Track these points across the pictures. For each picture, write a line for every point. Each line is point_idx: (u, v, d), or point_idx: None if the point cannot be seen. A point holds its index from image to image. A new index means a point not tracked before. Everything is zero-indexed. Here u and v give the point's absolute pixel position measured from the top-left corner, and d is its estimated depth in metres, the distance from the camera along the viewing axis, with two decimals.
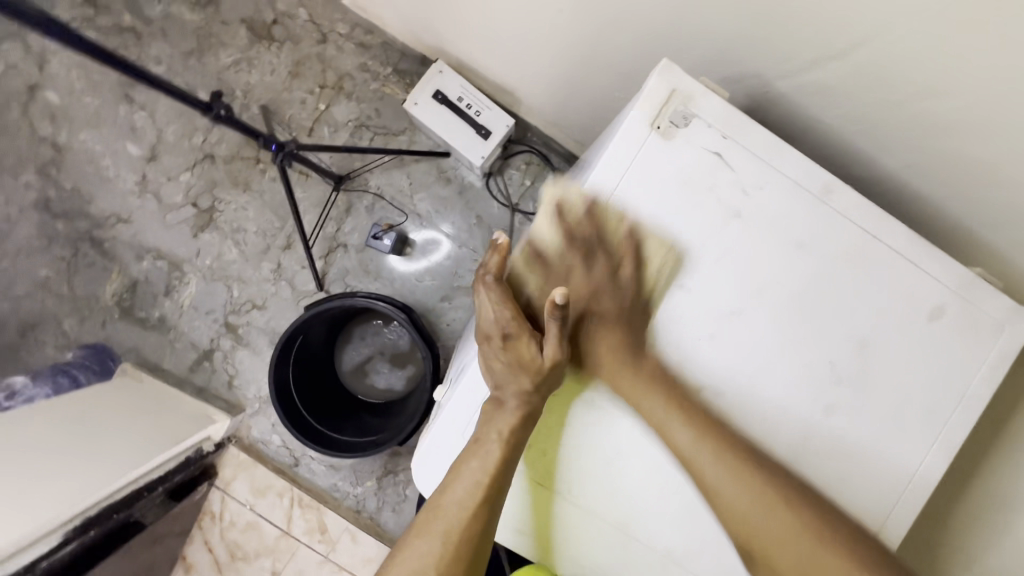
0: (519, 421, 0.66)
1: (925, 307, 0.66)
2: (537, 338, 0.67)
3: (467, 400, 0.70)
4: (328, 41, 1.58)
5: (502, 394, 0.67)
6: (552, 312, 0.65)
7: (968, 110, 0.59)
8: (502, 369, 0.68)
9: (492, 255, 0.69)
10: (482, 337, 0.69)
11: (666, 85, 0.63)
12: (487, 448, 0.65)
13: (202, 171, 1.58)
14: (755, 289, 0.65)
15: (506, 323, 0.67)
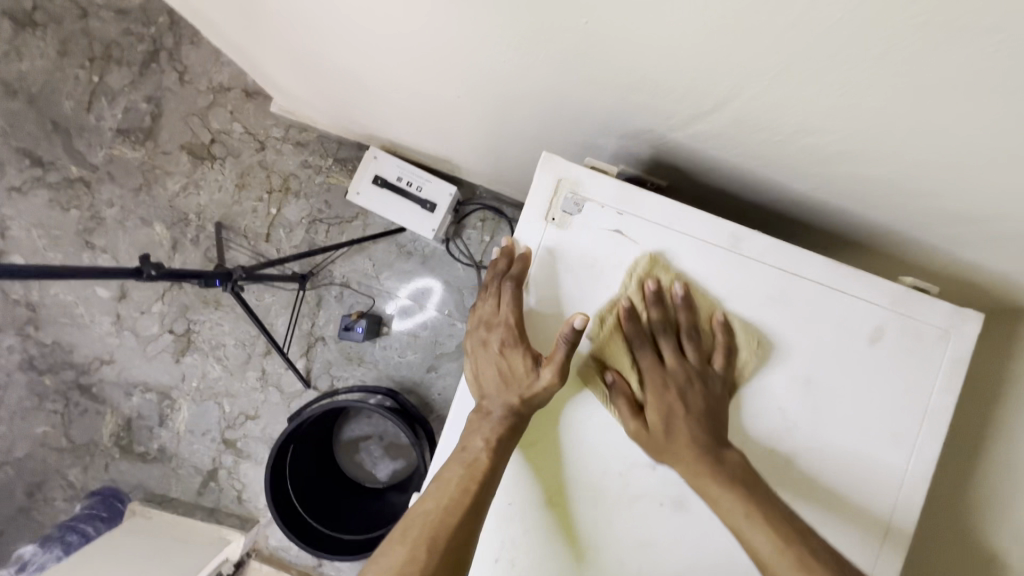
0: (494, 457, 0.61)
1: (862, 333, 0.65)
2: (538, 362, 0.64)
3: (457, 417, 0.68)
4: (267, 147, 1.62)
5: (485, 408, 0.65)
6: (563, 334, 0.62)
7: (851, 133, 0.58)
8: (487, 378, 0.67)
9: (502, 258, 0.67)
10: (482, 323, 0.68)
11: (553, 175, 0.64)
12: (474, 456, 0.60)
13: (172, 297, 1.61)
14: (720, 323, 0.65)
15: (507, 336, 0.65)
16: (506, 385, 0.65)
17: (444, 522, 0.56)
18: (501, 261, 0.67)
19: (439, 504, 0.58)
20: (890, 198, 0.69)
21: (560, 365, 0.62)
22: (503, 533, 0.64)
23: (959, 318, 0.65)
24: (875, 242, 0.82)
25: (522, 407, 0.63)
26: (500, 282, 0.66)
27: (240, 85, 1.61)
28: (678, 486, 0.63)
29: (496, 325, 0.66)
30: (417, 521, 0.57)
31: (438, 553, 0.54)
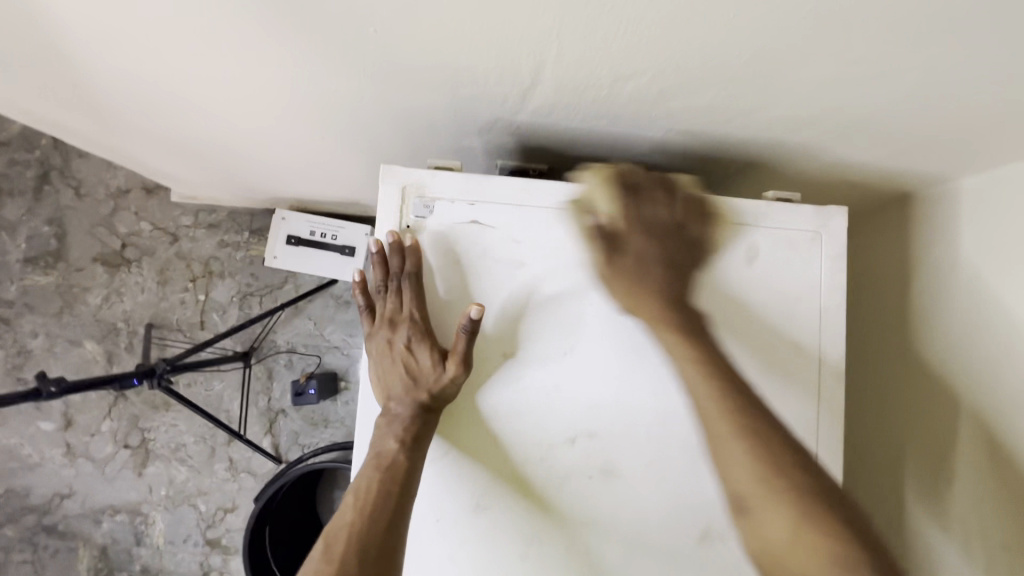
0: (410, 455, 0.60)
1: (739, 255, 0.66)
2: (440, 358, 0.63)
3: (363, 424, 0.65)
4: (180, 237, 1.60)
5: (391, 409, 0.63)
6: (461, 324, 0.61)
7: (658, 72, 0.60)
8: (392, 379, 0.64)
9: (393, 254, 0.63)
10: (384, 324, 0.65)
11: (394, 185, 0.63)
12: (391, 459, 0.60)
13: (119, 411, 1.56)
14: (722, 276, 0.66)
15: (408, 335, 0.64)
16: (415, 382, 0.63)
17: (363, 530, 0.56)
18: (393, 259, 0.63)
19: (357, 512, 0.57)
20: (734, 120, 0.70)
21: (463, 356, 0.62)
22: (440, 549, 0.62)
23: (827, 215, 0.67)
24: (748, 166, 0.84)
25: (429, 400, 0.62)
26: (399, 282, 0.64)
27: (138, 185, 1.59)
28: (601, 454, 0.62)
29: (400, 323, 0.64)
30: (341, 532, 0.56)
31: (366, 558, 0.54)
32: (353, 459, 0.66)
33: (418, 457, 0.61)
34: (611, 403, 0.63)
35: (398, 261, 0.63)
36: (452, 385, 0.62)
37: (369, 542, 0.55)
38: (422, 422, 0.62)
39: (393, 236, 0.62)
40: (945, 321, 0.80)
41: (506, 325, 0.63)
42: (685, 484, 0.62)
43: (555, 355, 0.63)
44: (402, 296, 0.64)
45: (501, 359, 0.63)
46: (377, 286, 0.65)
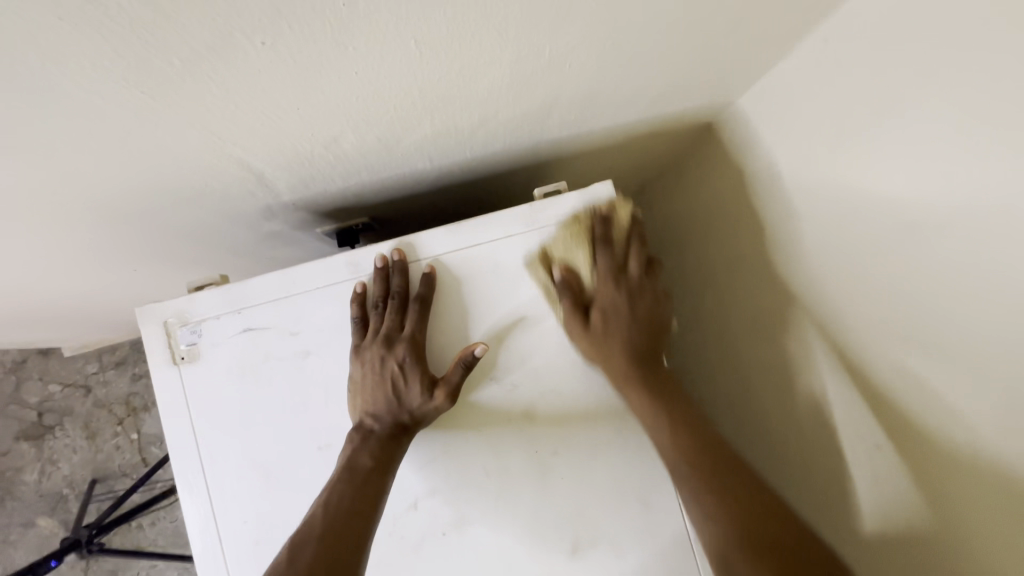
0: (385, 476, 0.58)
1: (519, 266, 0.64)
2: (436, 381, 0.61)
3: (251, 510, 0.60)
4: (93, 386, 1.57)
5: (366, 425, 0.60)
6: (463, 356, 0.60)
7: (357, 128, 0.58)
8: (373, 393, 0.60)
9: (395, 275, 0.63)
10: (378, 340, 0.61)
11: (156, 323, 0.61)
12: (364, 476, 0.57)
13: (95, 573, 1.54)
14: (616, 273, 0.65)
15: (401, 353, 0.61)
16: (398, 401, 0.60)
17: (332, 542, 0.53)
18: (395, 277, 0.63)
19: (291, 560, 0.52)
20: (481, 132, 0.68)
21: (450, 380, 0.60)
22: None
23: (593, 195, 0.65)
24: (543, 155, 0.82)
25: (407, 421, 0.60)
26: (399, 302, 0.63)
27: (32, 351, 1.56)
28: (450, 508, 0.61)
29: (396, 342, 0.61)
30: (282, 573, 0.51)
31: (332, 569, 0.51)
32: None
33: (384, 491, 0.57)
34: (435, 458, 0.62)
35: (400, 280, 0.63)
36: (439, 410, 0.60)
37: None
38: (396, 443, 0.59)
39: (399, 252, 0.63)
40: (746, 267, 0.79)
41: (308, 421, 0.61)
42: (541, 508, 0.62)
43: None
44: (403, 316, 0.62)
45: (316, 454, 0.61)
46: (376, 302, 0.62)
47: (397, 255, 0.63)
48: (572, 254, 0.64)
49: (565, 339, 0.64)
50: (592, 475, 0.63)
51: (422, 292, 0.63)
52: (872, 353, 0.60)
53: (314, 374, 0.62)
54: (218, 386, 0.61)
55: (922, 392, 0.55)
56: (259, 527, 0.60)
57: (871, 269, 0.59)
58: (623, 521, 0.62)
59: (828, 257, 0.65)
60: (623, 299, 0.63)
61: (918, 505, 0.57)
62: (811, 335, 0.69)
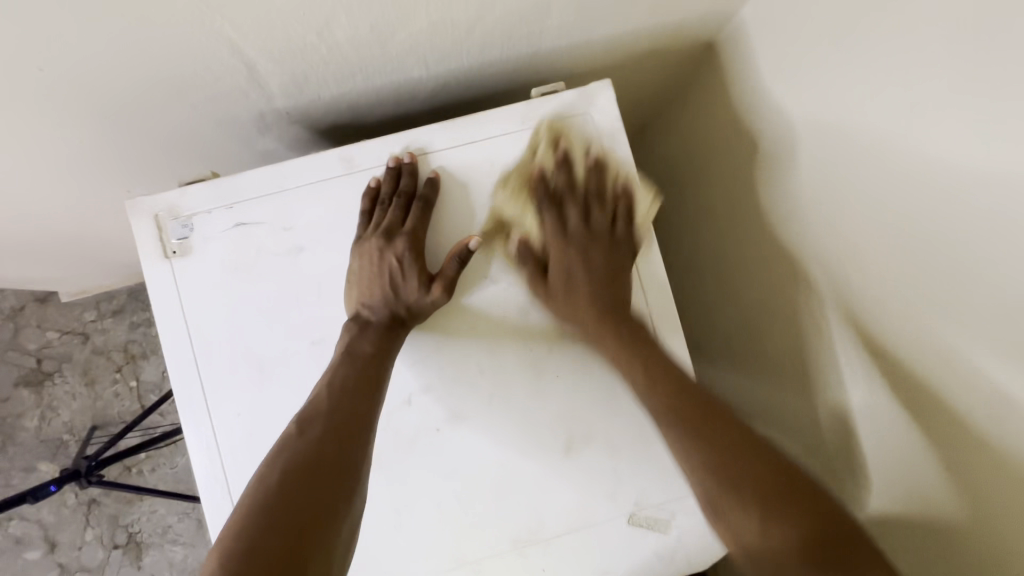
0: (382, 364, 0.58)
1: (514, 166, 0.63)
2: (432, 277, 0.61)
3: (244, 402, 0.60)
4: (91, 335, 1.57)
5: (362, 315, 0.60)
6: (459, 252, 0.61)
7: (349, 12, 0.57)
8: (371, 284, 0.61)
9: (403, 175, 0.62)
10: (378, 233, 0.61)
11: (147, 216, 0.60)
12: (364, 363, 0.57)
13: (97, 517, 1.56)
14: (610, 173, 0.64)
15: (401, 249, 0.61)
16: (394, 293, 0.61)
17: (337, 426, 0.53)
18: (404, 178, 0.62)
19: (294, 451, 0.52)
20: (477, 32, 0.66)
21: (449, 274, 0.61)
22: None
23: (591, 95, 0.64)
24: (542, 72, 0.80)
25: (403, 313, 0.61)
26: (404, 201, 0.62)
27: (31, 298, 1.56)
28: (446, 403, 0.61)
29: (396, 238, 0.61)
30: (286, 467, 0.50)
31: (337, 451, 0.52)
32: (200, 497, 0.60)
33: (382, 378, 0.58)
34: (428, 354, 0.62)
35: (409, 181, 0.62)
36: (434, 307, 0.61)
37: (336, 464, 0.51)
38: (391, 334, 0.60)
39: (411, 155, 0.63)
40: (741, 189, 0.77)
41: (301, 315, 0.61)
42: (538, 405, 0.62)
43: None
44: (407, 213, 0.62)
45: (309, 349, 0.61)
46: (382, 199, 0.62)
47: (409, 155, 0.62)
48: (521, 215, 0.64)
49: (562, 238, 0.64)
50: (587, 374, 0.62)
51: (427, 193, 0.62)
52: (862, 301, 0.59)
53: (307, 270, 0.61)
54: (211, 281, 0.61)
55: (906, 354, 0.54)
56: (253, 420, 0.60)
57: (862, 213, 0.57)
58: (617, 418, 0.62)
59: (822, 195, 0.62)
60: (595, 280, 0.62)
61: (898, 454, 0.57)
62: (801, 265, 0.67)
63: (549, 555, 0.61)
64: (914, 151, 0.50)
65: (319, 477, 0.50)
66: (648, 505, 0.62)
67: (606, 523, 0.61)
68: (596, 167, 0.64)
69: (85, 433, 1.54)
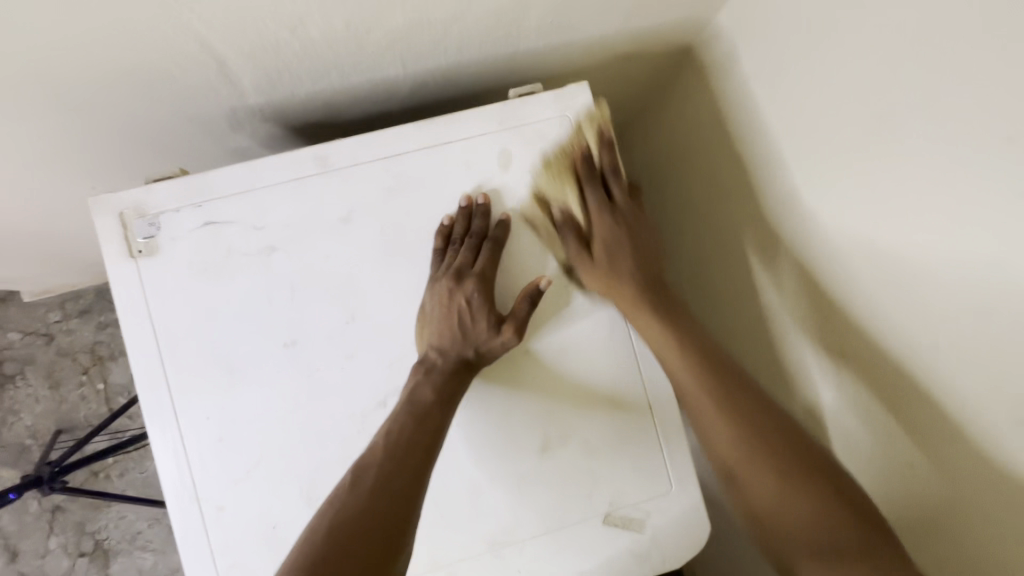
0: (446, 409, 0.58)
1: (492, 166, 0.63)
2: (500, 317, 0.61)
3: (214, 406, 0.58)
4: (56, 335, 1.52)
5: (430, 358, 0.60)
6: (530, 292, 0.61)
7: (322, 8, 0.56)
8: (438, 325, 0.60)
9: (476, 216, 0.62)
10: (448, 273, 0.61)
11: (111, 214, 0.58)
12: (425, 408, 0.57)
13: (61, 524, 1.51)
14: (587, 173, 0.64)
15: (470, 291, 0.60)
16: (462, 336, 0.60)
17: (394, 477, 0.54)
18: (478, 219, 0.62)
19: (350, 504, 0.52)
20: (455, 31, 0.66)
21: (519, 319, 0.60)
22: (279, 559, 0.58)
23: (569, 96, 0.64)
24: (521, 73, 0.80)
25: (471, 356, 0.60)
26: (476, 242, 0.62)
27: None
28: None
29: (467, 279, 0.61)
30: (342, 523, 0.51)
31: (389, 504, 0.53)
32: (166, 503, 0.58)
33: (444, 424, 0.57)
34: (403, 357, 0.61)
35: (482, 222, 0.62)
36: (502, 348, 0.60)
37: (382, 518, 0.52)
38: (460, 377, 0.59)
39: (484, 196, 0.62)
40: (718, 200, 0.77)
41: (273, 316, 0.59)
42: (515, 407, 0.62)
43: (335, 330, 0.60)
44: (477, 254, 0.62)
45: (282, 351, 0.59)
46: (455, 239, 0.62)
47: (482, 196, 0.62)
48: (560, 192, 0.66)
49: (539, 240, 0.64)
50: (565, 374, 0.62)
51: (498, 233, 0.62)
52: (850, 333, 0.60)
53: (279, 270, 0.60)
54: (179, 281, 0.59)
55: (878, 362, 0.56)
56: (223, 424, 0.58)
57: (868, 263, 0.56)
58: (594, 419, 0.62)
59: (808, 223, 0.62)
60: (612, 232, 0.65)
61: None
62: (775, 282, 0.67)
63: (526, 557, 0.61)
64: (922, 208, 0.49)
65: (368, 531, 0.51)
66: (624, 504, 0.62)
67: (583, 524, 0.62)
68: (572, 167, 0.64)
69: (49, 438, 1.49)
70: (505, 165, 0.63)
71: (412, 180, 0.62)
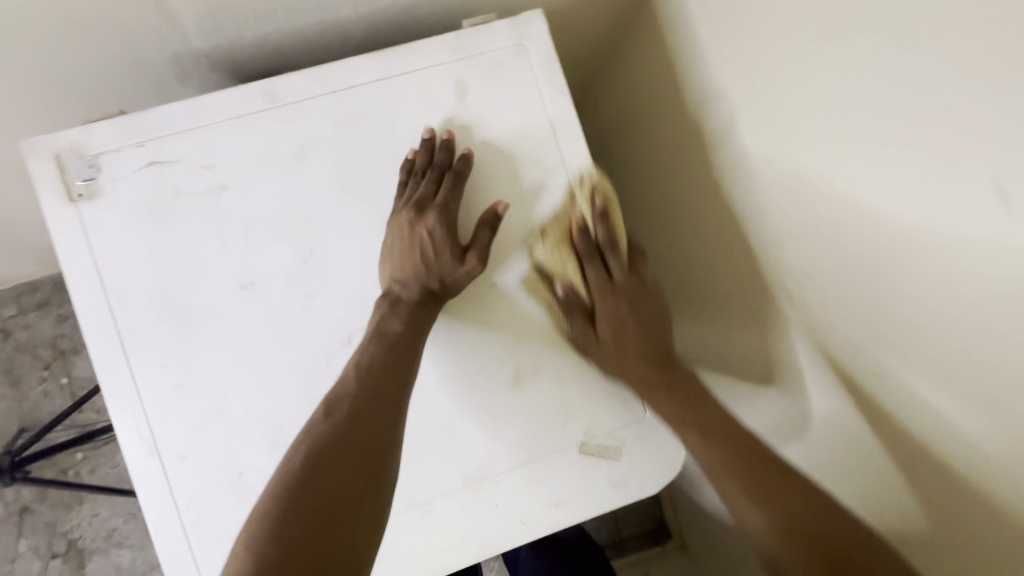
0: (416, 343, 0.56)
1: (448, 97, 0.61)
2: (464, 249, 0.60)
3: (168, 352, 0.56)
4: (13, 330, 1.45)
5: (393, 292, 0.58)
6: (489, 219, 0.60)
7: None
8: (401, 258, 0.58)
9: (438, 150, 0.60)
10: (409, 205, 0.59)
11: (46, 156, 0.55)
12: (395, 343, 0.55)
13: (31, 526, 1.45)
14: (547, 101, 0.63)
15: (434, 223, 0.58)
16: (427, 268, 0.59)
17: (367, 413, 0.52)
18: (440, 154, 0.60)
19: (324, 440, 0.49)
20: None
21: (482, 247, 0.59)
22: (247, 503, 0.56)
23: (523, 24, 0.63)
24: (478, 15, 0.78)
25: (436, 288, 0.59)
26: (438, 175, 0.60)
27: None
28: None
29: (428, 211, 0.59)
30: (314, 457, 0.48)
31: (365, 439, 0.50)
32: (124, 454, 0.56)
33: (414, 359, 0.56)
34: (365, 293, 0.59)
35: (444, 155, 0.60)
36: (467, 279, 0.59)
37: (358, 453, 0.49)
38: (426, 310, 0.58)
39: (448, 131, 0.60)
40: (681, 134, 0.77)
41: (226, 258, 0.57)
42: (483, 339, 0.61)
43: (292, 269, 0.58)
44: (438, 187, 0.60)
45: (238, 293, 0.57)
46: (418, 173, 0.60)
47: (442, 132, 0.60)
48: (562, 266, 0.63)
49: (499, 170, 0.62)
50: (531, 305, 0.62)
51: (460, 166, 0.60)
52: None
53: (230, 210, 0.58)
54: (124, 223, 0.56)
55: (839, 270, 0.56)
56: (179, 370, 0.56)
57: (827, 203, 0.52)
58: (563, 349, 0.62)
59: None
60: (624, 307, 0.63)
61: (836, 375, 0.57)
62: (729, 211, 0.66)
63: (501, 490, 0.60)
64: None
65: (344, 466, 0.48)
66: (598, 433, 0.62)
67: (558, 455, 0.61)
68: (531, 95, 0.63)
69: (12, 437, 1.43)
70: (461, 95, 0.62)
71: (365, 113, 0.60)
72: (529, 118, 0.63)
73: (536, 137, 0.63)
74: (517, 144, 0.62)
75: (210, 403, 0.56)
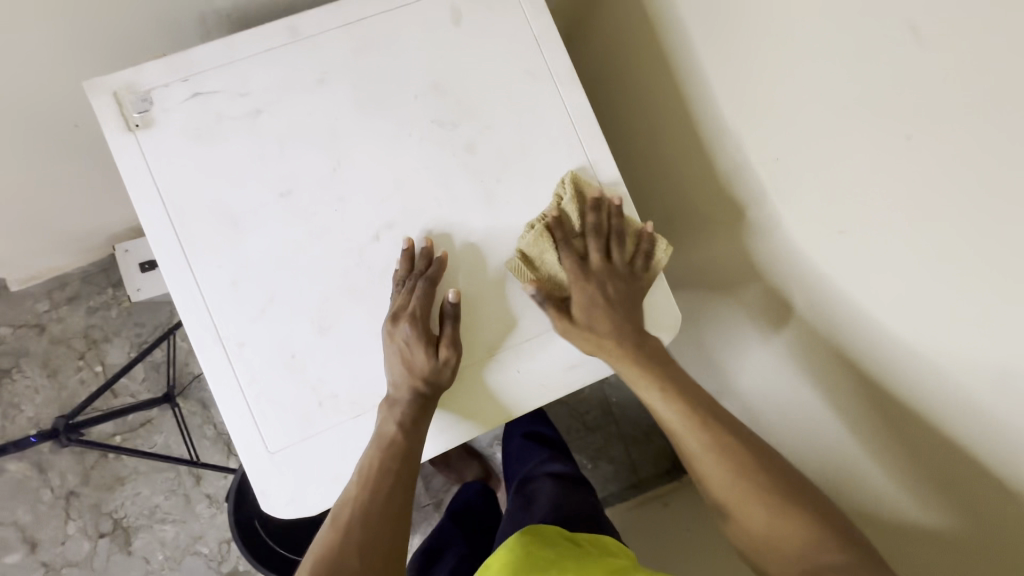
0: (406, 458, 0.62)
1: (445, 22, 0.70)
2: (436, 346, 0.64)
3: (223, 255, 0.65)
4: (47, 325, 1.54)
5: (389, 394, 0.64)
6: (448, 312, 0.65)
7: None
8: (392, 367, 0.64)
9: (417, 259, 0.66)
10: (389, 315, 0.65)
11: (106, 93, 0.64)
12: (387, 441, 0.62)
13: (77, 508, 1.53)
14: (531, 20, 0.72)
15: (409, 331, 0.63)
16: (410, 370, 0.63)
17: (375, 524, 0.59)
18: (421, 262, 0.66)
19: (334, 553, 0.57)
20: None
21: (454, 341, 0.65)
22: (303, 380, 0.65)
23: None
24: None
25: (425, 388, 0.63)
26: (412, 281, 0.65)
27: None
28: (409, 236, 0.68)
29: (405, 317, 0.64)
30: (350, 562, 0.56)
31: (371, 548, 0.58)
32: (193, 346, 0.64)
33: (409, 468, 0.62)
34: (388, 194, 0.68)
35: (423, 263, 0.66)
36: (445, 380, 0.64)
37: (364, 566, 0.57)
38: (418, 407, 0.63)
39: (427, 240, 0.67)
40: None
41: (265, 171, 0.66)
42: (493, 227, 0.69)
43: (324, 177, 0.67)
44: (413, 293, 0.65)
45: (279, 201, 0.66)
46: (401, 281, 0.66)
47: (422, 240, 0.66)
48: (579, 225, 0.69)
49: (496, 81, 0.71)
50: (534, 196, 0.70)
51: (430, 273, 0.65)
52: None
53: (265, 129, 0.66)
54: (177, 147, 0.65)
55: None
56: (234, 270, 0.65)
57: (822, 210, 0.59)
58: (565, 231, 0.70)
59: None
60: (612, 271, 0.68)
61: None
62: (699, 105, 0.75)
63: (522, 356, 0.68)
64: None
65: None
66: None
67: None
68: (517, 14, 0.71)
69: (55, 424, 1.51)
70: (456, 19, 0.70)
71: (376, 40, 0.69)
72: (518, 35, 0.71)
73: (525, 51, 0.71)
74: (509, 58, 0.71)
75: (263, 297, 0.65)
